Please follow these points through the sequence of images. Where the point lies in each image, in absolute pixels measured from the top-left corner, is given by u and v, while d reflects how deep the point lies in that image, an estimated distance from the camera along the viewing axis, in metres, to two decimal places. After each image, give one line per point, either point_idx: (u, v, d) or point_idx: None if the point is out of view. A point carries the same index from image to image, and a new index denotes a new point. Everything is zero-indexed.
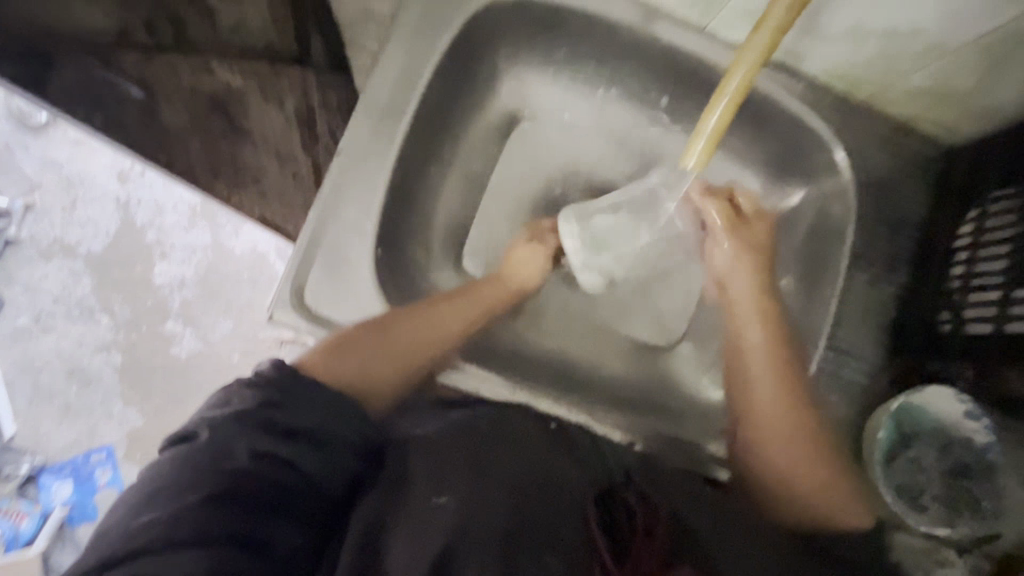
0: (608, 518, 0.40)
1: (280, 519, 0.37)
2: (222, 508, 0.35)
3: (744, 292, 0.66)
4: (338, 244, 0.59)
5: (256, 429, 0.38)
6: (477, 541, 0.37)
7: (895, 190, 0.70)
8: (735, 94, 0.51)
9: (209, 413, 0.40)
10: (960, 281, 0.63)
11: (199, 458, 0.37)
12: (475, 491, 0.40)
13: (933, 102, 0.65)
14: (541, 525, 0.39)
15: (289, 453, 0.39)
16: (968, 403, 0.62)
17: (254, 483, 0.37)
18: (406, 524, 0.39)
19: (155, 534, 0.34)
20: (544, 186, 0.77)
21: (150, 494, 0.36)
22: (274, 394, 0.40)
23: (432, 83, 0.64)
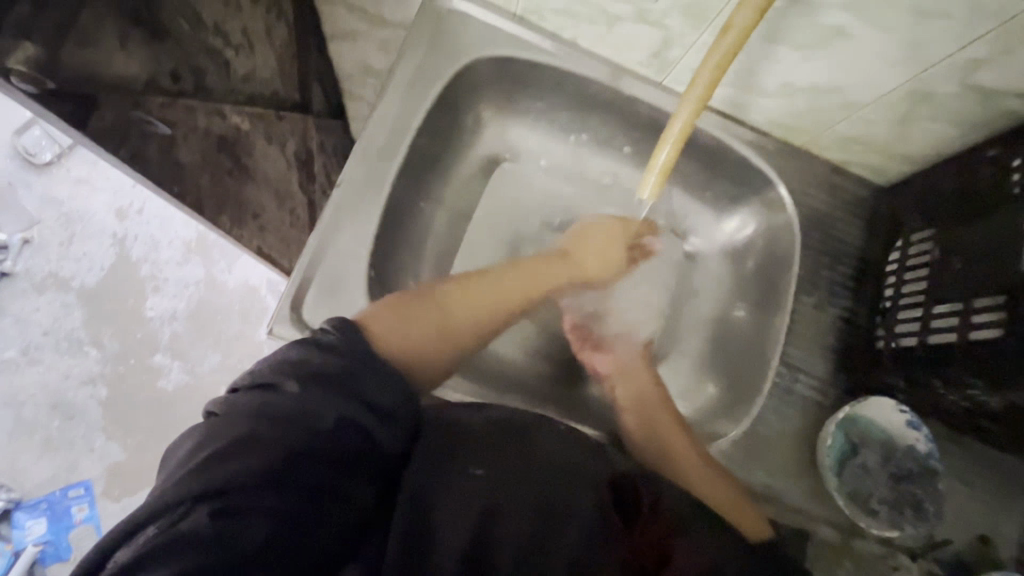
0: (619, 502, 0.46)
1: (349, 476, 0.42)
2: (309, 460, 0.40)
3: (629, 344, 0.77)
4: (335, 267, 0.65)
5: (339, 396, 0.42)
6: (512, 517, 0.43)
7: (831, 224, 0.79)
8: (679, 136, 0.61)
9: (292, 368, 0.43)
10: (891, 300, 0.71)
11: (287, 411, 0.40)
12: (511, 473, 0.46)
13: (859, 148, 0.75)
14: (563, 502, 0.44)
15: (368, 421, 0.43)
16: (907, 414, 0.70)
17: (334, 444, 0.41)
18: (454, 495, 0.44)
19: (253, 473, 0.37)
20: (524, 219, 0.84)
21: (242, 436, 0.39)
22: (354, 365, 0.45)
23: (422, 128, 0.73)
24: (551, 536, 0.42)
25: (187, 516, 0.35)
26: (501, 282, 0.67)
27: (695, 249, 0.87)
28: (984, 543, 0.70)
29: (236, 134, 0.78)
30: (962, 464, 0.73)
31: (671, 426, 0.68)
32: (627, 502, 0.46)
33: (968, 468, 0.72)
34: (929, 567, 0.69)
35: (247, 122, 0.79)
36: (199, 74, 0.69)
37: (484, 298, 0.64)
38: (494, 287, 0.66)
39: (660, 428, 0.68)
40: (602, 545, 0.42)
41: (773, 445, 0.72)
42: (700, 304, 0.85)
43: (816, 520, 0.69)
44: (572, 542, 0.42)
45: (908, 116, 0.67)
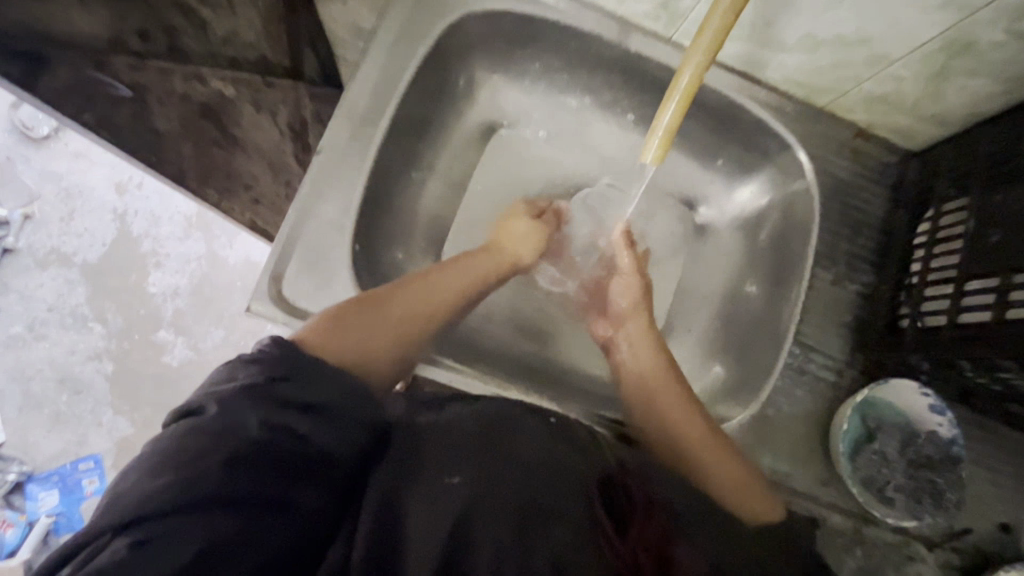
0: (610, 504, 0.42)
1: (294, 485, 0.38)
2: (241, 471, 0.36)
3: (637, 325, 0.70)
4: (317, 238, 0.62)
5: (266, 402, 0.38)
6: (490, 520, 0.38)
7: (853, 192, 0.74)
8: (684, 93, 0.55)
9: (217, 388, 0.40)
10: (918, 277, 0.66)
11: (211, 427, 0.37)
12: (486, 470, 0.41)
13: (886, 109, 0.69)
14: (546, 504, 0.40)
15: (302, 424, 0.39)
16: (932, 398, 0.65)
17: (267, 451, 0.37)
18: (422, 500, 0.39)
19: (176, 493, 0.34)
20: (523, 189, 0.79)
21: (164, 458, 0.35)
22: (279, 370, 0.41)
23: (411, 90, 0.68)
24: (533, 544, 0.37)
25: (107, 548, 0.32)
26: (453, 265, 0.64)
27: (706, 222, 0.82)
28: (1004, 532, 0.66)
29: (217, 100, 0.74)
30: (985, 448, 0.68)
31: (677, 404, 0.60)
32: (620, 504, 0.42)
33: (992, 452, 0.68)
34: (946, 556, 0.66)
35: (230, 88, 0.75)
36: (171, 35, 0.65)
37: (436, 281, 0.61)
38: (444, 273, 0.62)
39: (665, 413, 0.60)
40: (590, 546, 0.38)
41: (783, 429, 0.68)
42: (709, 279, 0.80)
43: (827, 507, 0.66)
44: (560, 545, 0.38)
45: (944, 72, 0.61)
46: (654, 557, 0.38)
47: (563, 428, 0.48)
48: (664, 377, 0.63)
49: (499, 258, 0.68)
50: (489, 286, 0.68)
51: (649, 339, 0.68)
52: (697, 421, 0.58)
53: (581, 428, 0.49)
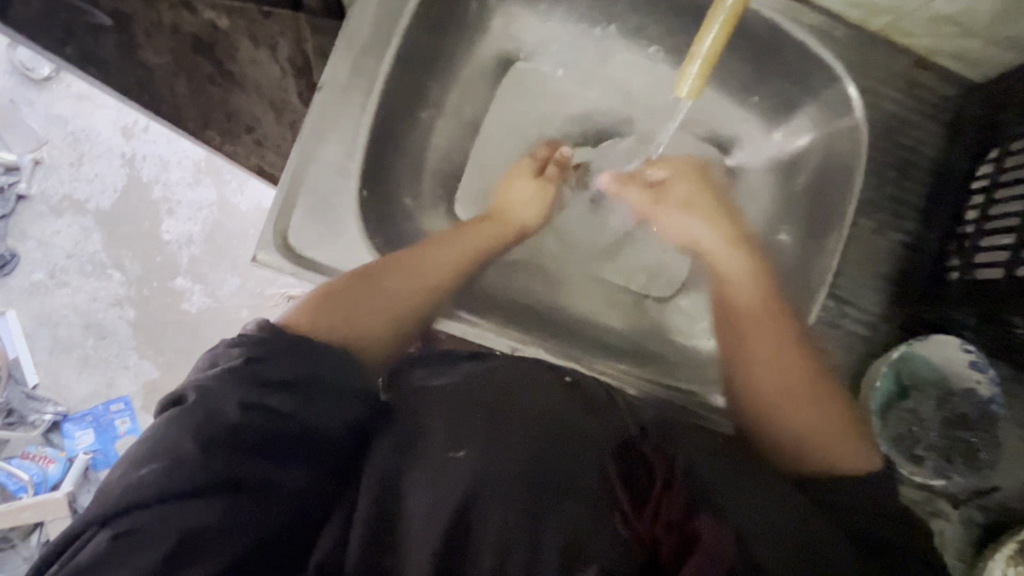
0: (626, 472, 0.40)
1: (284, 464, 0.37)
2: (221, 457, 0.35)
3: (715, 245, 0.60)
4: (321, 184, 0.58)
5: (244, 383, 0.37)
6: (495, 499, 0.37)
7: (904, 131, 0.67)
8: (729, 14, 0.46)
9: (200, 373, 0.38)
10: (972, 226, 0.60)
11: (190, 411, 0.36)
12: (493, 445, 0.39)
13: (953, 33, 0.61)
14: (559, 478, 0.39)
15: (285, 404, 0.37)
16: (974, 354, 0.60)
17: (246, 433, 0.36)
18: (427, 475, 0.39)
19: (153, 487, 0.33)
20: (540, 130, 0.74)
21: (144, 449, 0.35)
22: (260, 350, 0.39)
23: (418, 16, 0.61)
24: (542, 523, 0.37)
25: (91, 543, 0.32)
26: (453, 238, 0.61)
27: (737, 164, 0.75)
28: None
29: (211, 32, 0.70)
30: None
31: (768, 340, 0.51)
32: (637, 473, 0.39)
33: None
34: (971, 513, 0.64)
35: (224, 20, 0.71)
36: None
37: (435, 256, 0.57)
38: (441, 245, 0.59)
39: (751, 355, 0.51)
40: (603, 522, 0.37)
41: None
42: None
43: None
44: (567, 520, 0.37)
45: None
46: (675, 534, 0.35)
47: (576, 391, 0.45)
48: (766, 311, 0.53)
49: (500, 224, 0.66)
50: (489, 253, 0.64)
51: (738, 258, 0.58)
52: (791, 359, 0.50)
53: (597, 388, 0.47)
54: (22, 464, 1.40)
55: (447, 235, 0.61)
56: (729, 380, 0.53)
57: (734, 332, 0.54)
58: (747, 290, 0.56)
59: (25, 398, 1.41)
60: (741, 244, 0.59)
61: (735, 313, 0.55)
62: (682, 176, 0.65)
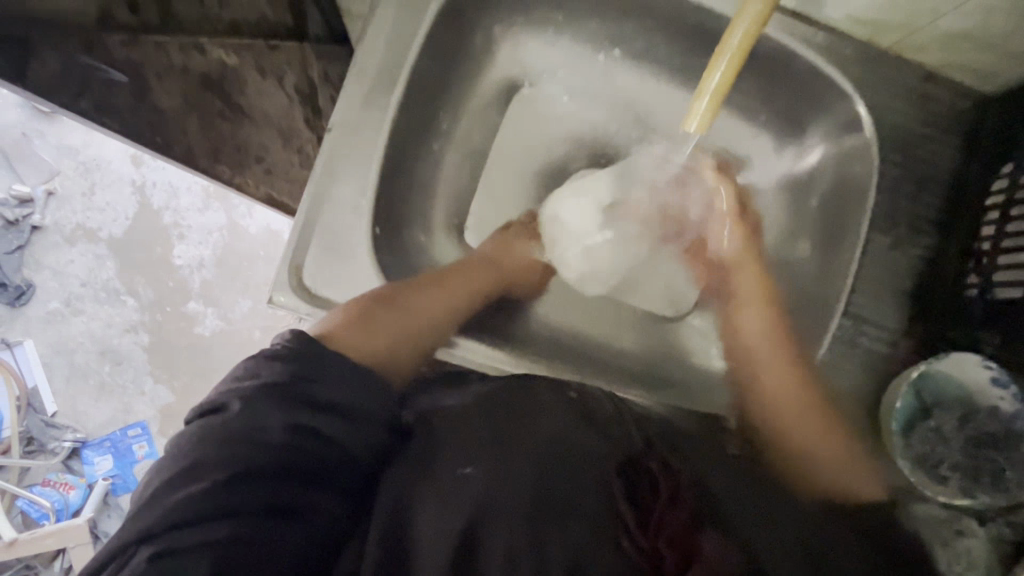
0: (633, 488, 0.41)
1: (315, 488, 0.38)
2: (258, 481, 0.36)
3: (750, 283, 0.69)
4: (334, 223, 0.58)
5: (288, 402, 0.39)
6: (504, 522, 0.37)
7: (919, 145, 0.66)
8: (736, 51, 0.46)
9: (237, 385, 0.40)
10: (989, 243, 0.60)
11: (232, 429, 0.37)
12: (504, 463, 0.40)
13: (966, 48, 0.60)
14: (563, 499, 0.39)
15: (327, 425, 0.39)
16: (996, 370, 0.59)
17: (289, 454, 0.38)
18: (436, 503, 0.39)
19: (196, 504, 0.35)
20: (549, 155, 0.74)
21: (189, 463, 0.36)
22: (305, 368, 0.41)
23: (425, 50, 0.62)
24: (548, 541, 0.37)
25: (129, 563, 0.33)
26: (471, 273, 0.64)
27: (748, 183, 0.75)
28: None
29: (219, 70, 0.73)
30: None
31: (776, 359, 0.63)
32: (644, 489, 0.40)
33: None
34: None
35: (234, 58, 0.73)
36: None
37: (453, 291, 0.61)
38: (455, 279, 0.63)
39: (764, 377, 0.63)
40: (609, 541, 0.37)
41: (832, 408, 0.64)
42: None
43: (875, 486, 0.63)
44: (574, 541, 0.37)
45: None
46: (677, 550, 0.36)
47: (582, 405, 0.48)
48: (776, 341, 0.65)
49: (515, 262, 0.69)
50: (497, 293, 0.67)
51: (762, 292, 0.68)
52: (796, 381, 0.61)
53: (607, 410, 0.49)
54: (43, 492, 1.40)
55: (459, 266, 0.65)
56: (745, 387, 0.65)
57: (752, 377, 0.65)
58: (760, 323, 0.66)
59: (44, 426, 1.43)
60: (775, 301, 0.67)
61: (751, 351, 0.66)
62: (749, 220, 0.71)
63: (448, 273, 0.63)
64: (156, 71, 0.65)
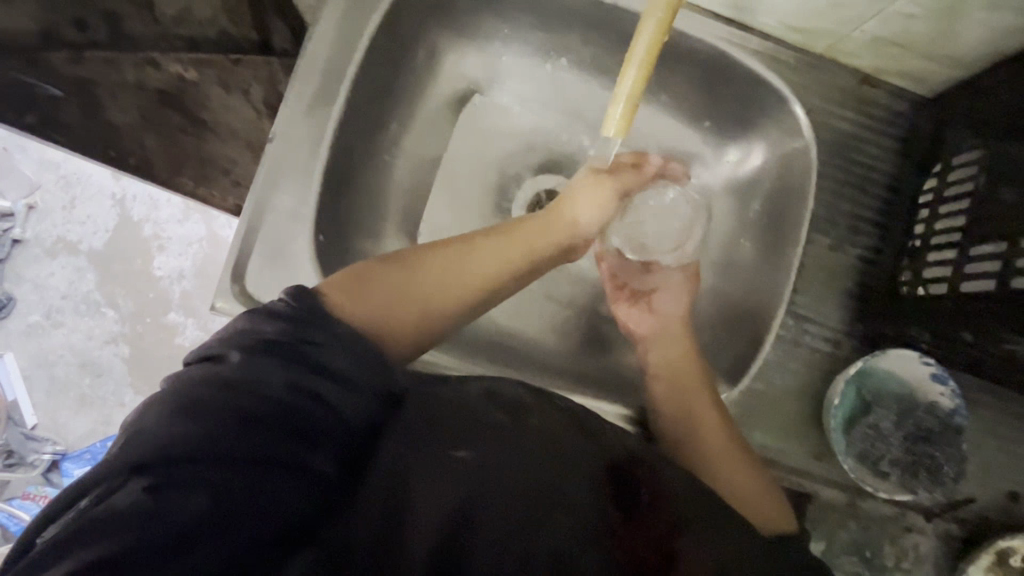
0: (620, 490, 0.45)
1: (308, 446, 0.42)
2: (255, 428, 0.40)
3: (672, 310, 0.69)
4: (278, 229, 0.60)
5: (286, 362, 0.42)
6: (494, 503, 0.41)
7: (857, 147, 0.68)
8: (644, 60, 0.47)
9: (239, 339, 0.44)
10: (920, 240, 0.62)
11: (230, 378, 0.41)
12: (499, 449, 0.43)
13: (895, 52, 0.62)
14: (551, 492, 0.43)
15: (319, 386, 0.43)
16: (934, 365, 0.62)
17: (281, 408, 0.41)
18: (431, 484, 0.41)
19: (191, 439, 0.38)
20: (501, 162, 0.75)
21: (189, 401, 0.40)
22: (304, 332, 0.44)
23: (370, 63, 0.63)
24: (541, 525, 0.41)
25: (123, 488, 0.36)
26: (503, 237, 0.63)
27: (698, 184, 0.75)
28: (1012, 501, 0.64)
29: None
30: (997, 417, 0.64)
31: (705, 400, 0.63)
32: (630, 493, 0.45)
33: (1004, 420, 0.64)
34: (945, 526, 0.64)
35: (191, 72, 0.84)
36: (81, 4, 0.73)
37: (478, 258, 0.60)
38: (485, 244, 0.61)
39: (694, 405, 0.63)
40: (593, 537, 0.41)
41: (776, 406, 0.65)
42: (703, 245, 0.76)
43: (819, 482, 0.64)
44: (561, 533, 0.41)
45: (956, 7, 0.53)
46: (658, 552, 0.42)
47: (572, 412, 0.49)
48: (693, 367, 0.66)
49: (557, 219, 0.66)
50: (547, 260, 0.65)
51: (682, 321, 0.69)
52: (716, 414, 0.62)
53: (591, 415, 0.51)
54: (23, 505, 1.41)
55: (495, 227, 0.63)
56: (666, 415, 0.64)
57: (683, 403, 0.63)
58: (681, 349, 0.67)
59: (24, 438, 1.44)
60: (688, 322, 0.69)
61: (678, 368, 0.66)
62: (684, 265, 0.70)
63: (477, 233, 0.62)
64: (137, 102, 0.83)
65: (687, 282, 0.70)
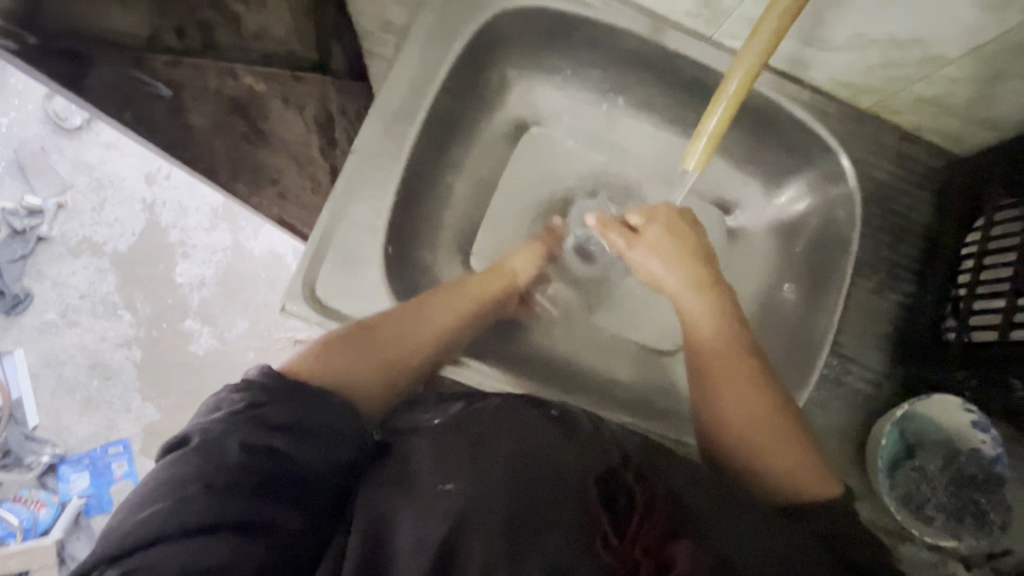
0: (608, 499, 0.42)
1: (281, 503, 0.39)
2: (221, 496, 0.37)
3: (675, 269, 0.63)
4: (349, 240, 0.61)
5: (248, 426, 0.39)
6: (481, 533, 0.38)
7: (897, 198, 0.71)
8: (732, 99, 0.52)
9: (203, 418, 0.41)
10: (965, 289, 0.64)
11: (194, 456, 0.38)
12: (480, 478, 0.41)
13: (937, 112, 0.66)
14: (537, 511, 0.40)
15: (281, 444, 0.40)
16: (976, 415, 0.62)
17: (243, 476, 0.38)
18: (415, 511, 0.40)
19: (161, 522, 0.35)
20: (553, 191, 0.78)
21: (154, 486, 0.37)
22: (260, 396, 0.41)
23: (444, 87, 0.67)
24: (523, 551, 0.38)
25: None
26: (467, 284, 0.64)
27: (738, 225, 0.80)
28: None
29: (246, 95, 0.75)
30: None
31: (727, 365, 0.55)
32: (618, 497, 0.42)
33: None
34: None
35: (261, 84, 0.77)
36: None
37: (449, 306, 0.60)
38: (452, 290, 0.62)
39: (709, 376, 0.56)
40: (582, 552, 0.38)
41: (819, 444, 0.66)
42: (742, 282, 0.78)
43: None
44: (550, 553, 0.38)
45: (1001, 75, 0.57)
46: (651, 556, 0.38)
47: (562, 422, 0.49)
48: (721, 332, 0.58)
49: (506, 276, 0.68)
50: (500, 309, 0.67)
51: (692, 278, 0.61)
52: (745, 383, 0.54)
53: (585, 426, 0.51)
54: (13, 509, 1.36)
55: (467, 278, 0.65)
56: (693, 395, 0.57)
57: (699, 368, 0.57)
58: (699, 315, 0.60)
59: (23, 440, 1.38)
60: (704, 279, 0.61)
61: (697, 339, 0.59)
62: (658, 215, 0.64)
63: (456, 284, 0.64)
64: (192, 93, 0.69)
65: (674, 226, 0.64)
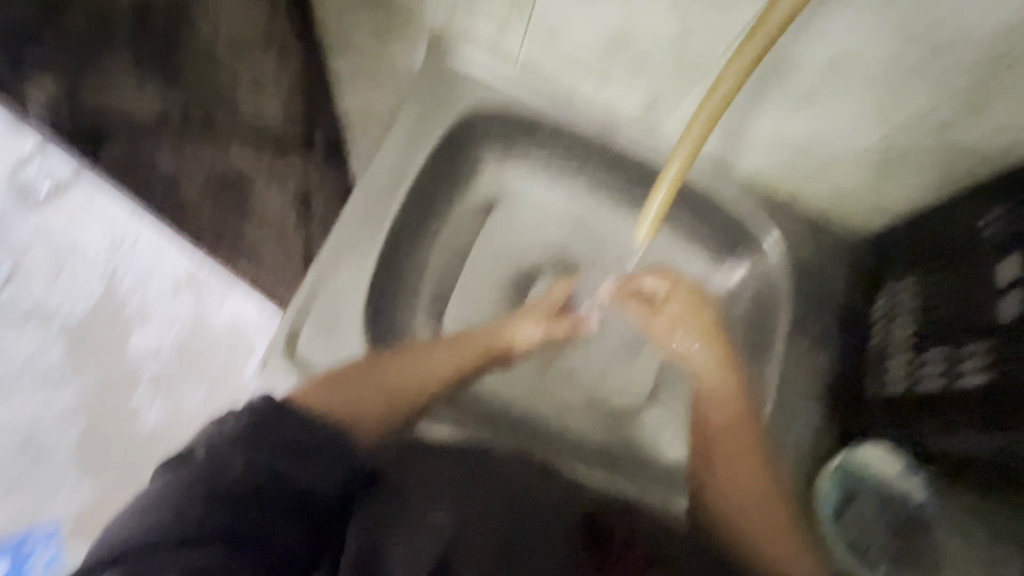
0: (584, 536, 0.47)
1: (279, 518, 0.41)
2: (222, 510, 0.39)
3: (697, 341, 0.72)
4: (331, 303, 0.66)
5: (251, 445, 0.42)
6: (471, 554, 0.42)
7: (819, 272, 0.82)
8: (671, 183, 0.62)
9: (206, 433, 0.43)
10: (884, 348, 0.71)
11: (196, 471, 0.40)
12: (469, 511, 0.45)
13: (840, 201, 0.79)
14: (522, 542, 0.44)
15: (284, 466, 0.42)
16: (900, 460, 0.69)
17: (246, 492, 0.40)
18: (405, 537, 0.42)
19: (162, 528, 0.37)
20: (519, 262, 0.85)
21: (154, 496, 0.39)
22: (264, 417, 0.43)
23: (423, 171, 0.75)
24: None
25: None
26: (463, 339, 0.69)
27: None
28: None
29: None
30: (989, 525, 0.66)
31: (735, 432, 0.66)
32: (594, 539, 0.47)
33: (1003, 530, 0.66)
34: None
35: None
36: None
37: (445, 357, 0.66)
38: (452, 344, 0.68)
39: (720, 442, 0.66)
40: None
41: None
42: None
43: None
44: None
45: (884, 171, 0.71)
46: None
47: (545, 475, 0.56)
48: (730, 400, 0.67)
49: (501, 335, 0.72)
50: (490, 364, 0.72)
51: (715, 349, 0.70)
52: (746, 455, 0.64)
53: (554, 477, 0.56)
54: None
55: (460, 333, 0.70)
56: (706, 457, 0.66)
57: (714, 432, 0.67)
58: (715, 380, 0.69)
59: None
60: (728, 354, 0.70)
61: (710, 399, 0.68)
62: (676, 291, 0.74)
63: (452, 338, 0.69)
64: None
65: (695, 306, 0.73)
